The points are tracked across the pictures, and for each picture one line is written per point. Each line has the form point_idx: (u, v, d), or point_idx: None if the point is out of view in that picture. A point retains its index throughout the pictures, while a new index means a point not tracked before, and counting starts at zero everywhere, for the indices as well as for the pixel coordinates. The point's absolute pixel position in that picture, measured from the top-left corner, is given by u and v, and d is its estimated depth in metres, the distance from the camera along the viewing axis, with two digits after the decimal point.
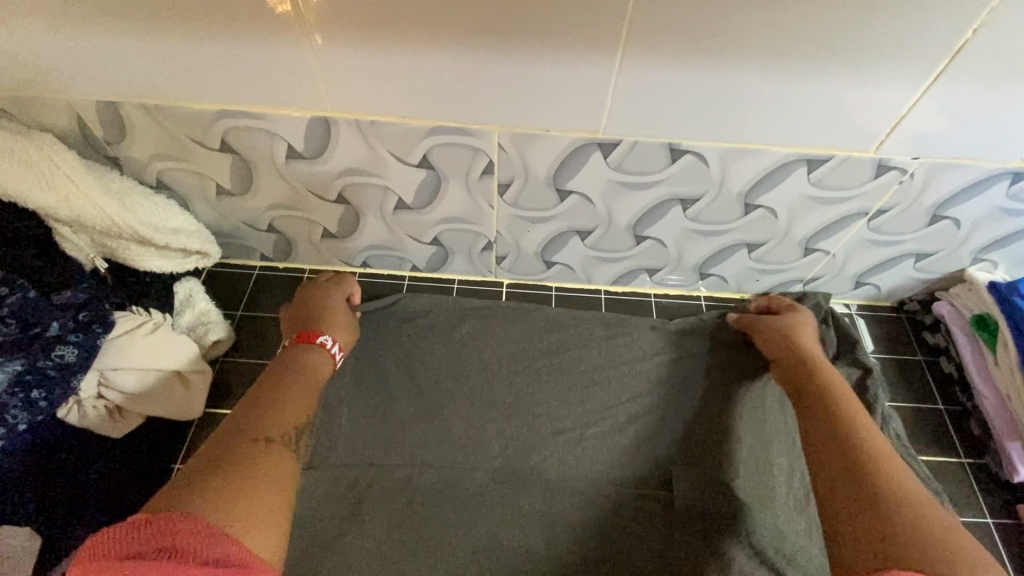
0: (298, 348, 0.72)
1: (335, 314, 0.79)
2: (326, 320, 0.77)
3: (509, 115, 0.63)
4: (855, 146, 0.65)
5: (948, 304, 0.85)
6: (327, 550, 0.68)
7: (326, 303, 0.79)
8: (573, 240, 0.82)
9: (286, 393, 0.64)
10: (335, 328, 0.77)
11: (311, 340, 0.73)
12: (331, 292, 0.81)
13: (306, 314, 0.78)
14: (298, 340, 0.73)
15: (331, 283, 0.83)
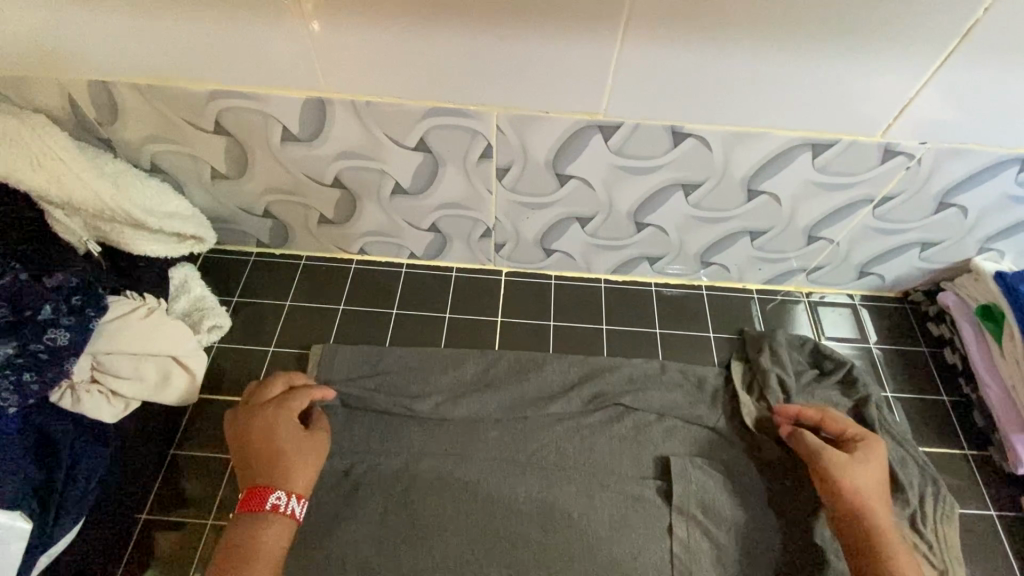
0: (250, 517, 0.63)
1: (290, 447, 0.67)
2: (279, 459, 0.66)
3: (508, 97, 0.62)
4: (861, 130, 0.64)
5: (953, 295, 0.84)
6: (321, 536, 0.68)
7: (279, 432, 0.67)
8: (573, 227, 0.81)
9: (254, 557, 0.60)
10: (289, 477, 0.65)
11: (262, 504, 0.63)
12: (278, 415, 0.68)
13: (256, 439, 0.67)
14: (249, 502, 0.63)
15: (280, 399, 0.70)
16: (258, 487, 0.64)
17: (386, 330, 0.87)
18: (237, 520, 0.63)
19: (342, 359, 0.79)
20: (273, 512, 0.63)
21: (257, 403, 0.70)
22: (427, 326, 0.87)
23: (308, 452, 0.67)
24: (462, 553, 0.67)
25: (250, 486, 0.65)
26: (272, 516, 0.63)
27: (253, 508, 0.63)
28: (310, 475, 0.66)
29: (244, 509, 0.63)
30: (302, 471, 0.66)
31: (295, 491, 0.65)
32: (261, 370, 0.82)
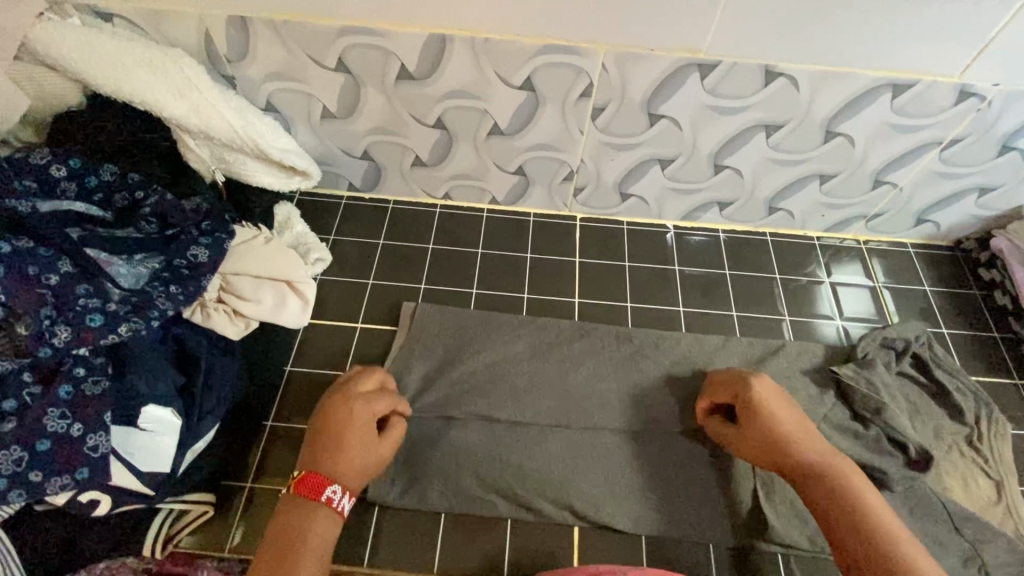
0: (300, 506, 0.59)
1: (356, 441, 0.63)
2: (345, 447, 0.62)
3: (619, 34, 0.67)
4: (941, 71, 0.69)
5: (1005, 240, 0.89)
6: (434, 442, 0.73)
7: (358, 423, 0.64)
8: (653, 170, 0.86)
9: (304, 551, 0.56)
10: (352, 465, 0.62)
11: (316, 495, 0.59)
12: (360, 409, 0.65)
13: (331, 426, 0.63)
14: (300, 491, 0.59)
15: (369, 395, 0.67)
16: (315, 475, 0.60)
17: (472, 267, 0.92)
18: (285, 509, 0.59)
19: (430, 304, 0.85)
20: (327, 505, 0.59)
21: (347, 393, 0.67)
22: (510, 264, 0.92)
23: (370, 448, 0.64)
24: (565, 457, 0.73)
25: (304, 472, 0.61)
26: (322, 510, 0.59)
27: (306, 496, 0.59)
28: (364, 474, 0.63)
29: (294, 497, 0.59)
30: (358, 468, 0.63)
31: (349, 487, 0.61)
32: (360, 301, 0.87)
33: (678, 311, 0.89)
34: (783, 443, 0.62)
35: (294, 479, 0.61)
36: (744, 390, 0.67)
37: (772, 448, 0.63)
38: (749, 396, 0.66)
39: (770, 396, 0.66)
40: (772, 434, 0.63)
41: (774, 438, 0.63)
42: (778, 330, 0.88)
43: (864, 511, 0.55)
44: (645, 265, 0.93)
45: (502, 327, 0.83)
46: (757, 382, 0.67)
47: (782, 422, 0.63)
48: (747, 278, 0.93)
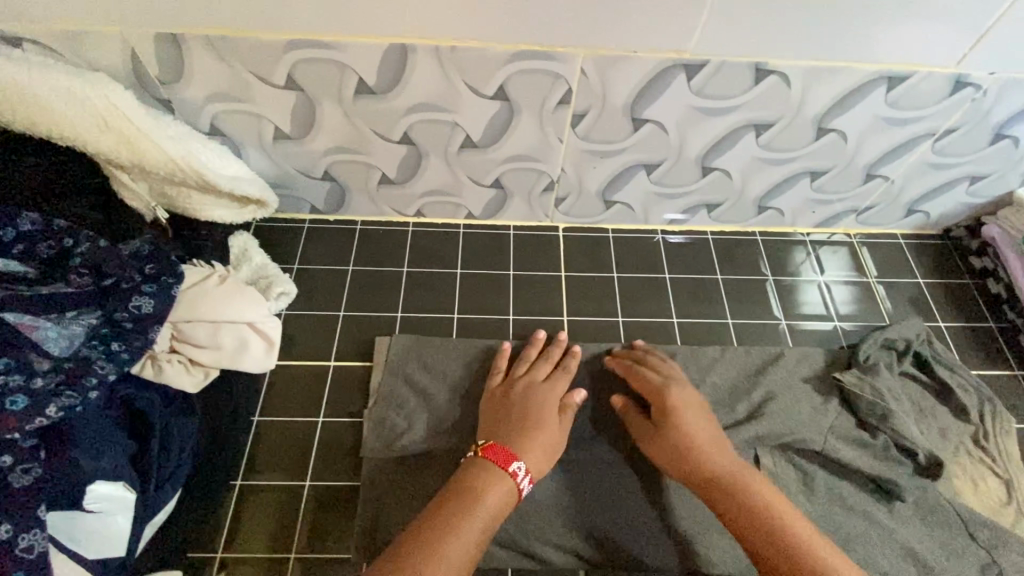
0: (488, 467, 0.59)
1: (537, 418, 0.66)
2: (536, 419, 0.65)
3: (596, 36, 0.61)
4: (936, 62, 0.66)
5: (997, 227, 0.87)
6: (424, 491, 0.67)
7: (546, 397, 0.69)
8: (638, 176, 0.81)
9: (473, 512, 0.55)
10: (532, 445, 0.63)
11: (505, 465, 0.60)
12: (564, 380, 0.71)
13: (530, 409, 0.67)
14: (490, 455, 0.61)
15: (551, 379, 0.71)
16: (507, 448, 0.62)
17: (451, 289, 0.85)
18: (470, 467, 0.59)
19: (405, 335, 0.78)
20: (511, 479, 0.59)
21: (502, 392, 0.70)
22: (491, 283, 0.86)
23: (551, 432, 0.65)
24: (565, 496, 0.68)
25: (491, 443, 0.62)
26: (508, 479, 0.59)
27: (489, 466, 0.59)
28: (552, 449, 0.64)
29: (484, 459, 0.60)
30: (551, 431, 0.65)
31: (531, 470, 0.61)
32: (330, 336, 0.80)
33: (671, 323, 0.84)
34: (676, 443, 0.63)
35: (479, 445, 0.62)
36: (659, 392, 0.68)
37: (682, 457, 0.62)
38: (661, 399, 0.67)
39: (689, 404, 0.66)
40: (668, 436, 0.64)
41: (666, 433, 0.64)
42: (775, 335, 0.84)
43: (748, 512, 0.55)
44: (634, 274, 0.88)
45: (488, 355, 0.77)
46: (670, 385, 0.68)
47: (683, 422, 0.64)
48: (739, 282, 0.89)
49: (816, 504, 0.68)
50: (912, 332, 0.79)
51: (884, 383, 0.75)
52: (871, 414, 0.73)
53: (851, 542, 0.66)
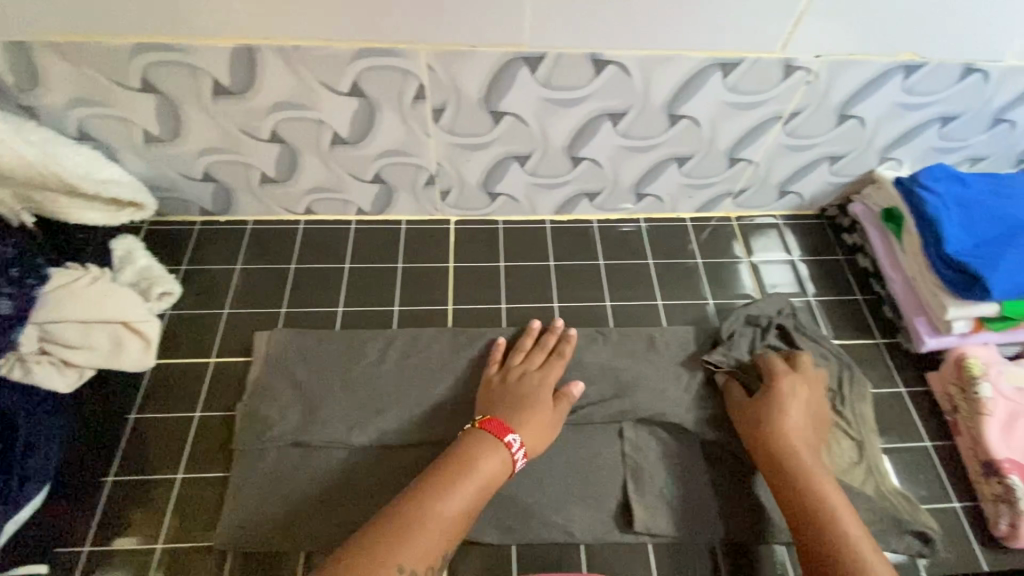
0: (488, 438, 0.65)
1: (529, 403, 0.70)
2: (527, 400, 0.71)
3: (431, 32, 0.64)
4: (762, 48, 0.69)
5: (860, 205, 0.92)
6: (289, 478, 0.70)
7: (538, 381, 0.73)
8: (513, 167, 0.84)
9: (459, 486, 0.60)
10: (523, 423, 0.68)
11: (500, 436, 0.66)
12: (557, 365, 0.75)
13: (520, 393, 0.72)
14: (488, 426, 0.67)
15: (543, 365, 0.76)
16: (501, 421, 0.68)
17: (337, 283, 0.87)
18: (473, 437, 0.66)
19: (289, 329, 0.81)
20: (507, 450, 0.65)
21: (500, 381, 0.74)
22: (378, 277, 0.88)
23: (536, 415, 0.70)
24: (433, 474, 0.71)
25: (487, 418, 0.68)
26: (500, 449, 0.65)
27: (482, 440, 0.65)
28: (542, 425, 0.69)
29: (478, 430, 0.66)
30: (540, 407, 0.70)
31: (526, 443, 0.67)
32: (214, 333, 0.82)
33: (552, 308, 0.87)
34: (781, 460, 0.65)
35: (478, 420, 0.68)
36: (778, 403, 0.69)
37: (774, 463, 0.65)
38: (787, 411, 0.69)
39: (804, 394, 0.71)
40: (779, 449, 0.66)
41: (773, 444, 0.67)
42: (652, 316, 0.88)
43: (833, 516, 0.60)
44: (520, 263, 0.91)
45: (367, 345, 0.80)
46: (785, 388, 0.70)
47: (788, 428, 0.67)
48: (621, 266, 0.92)
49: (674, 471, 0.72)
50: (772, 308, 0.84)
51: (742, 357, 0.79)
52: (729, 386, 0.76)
53: (702, 506, 0.70)
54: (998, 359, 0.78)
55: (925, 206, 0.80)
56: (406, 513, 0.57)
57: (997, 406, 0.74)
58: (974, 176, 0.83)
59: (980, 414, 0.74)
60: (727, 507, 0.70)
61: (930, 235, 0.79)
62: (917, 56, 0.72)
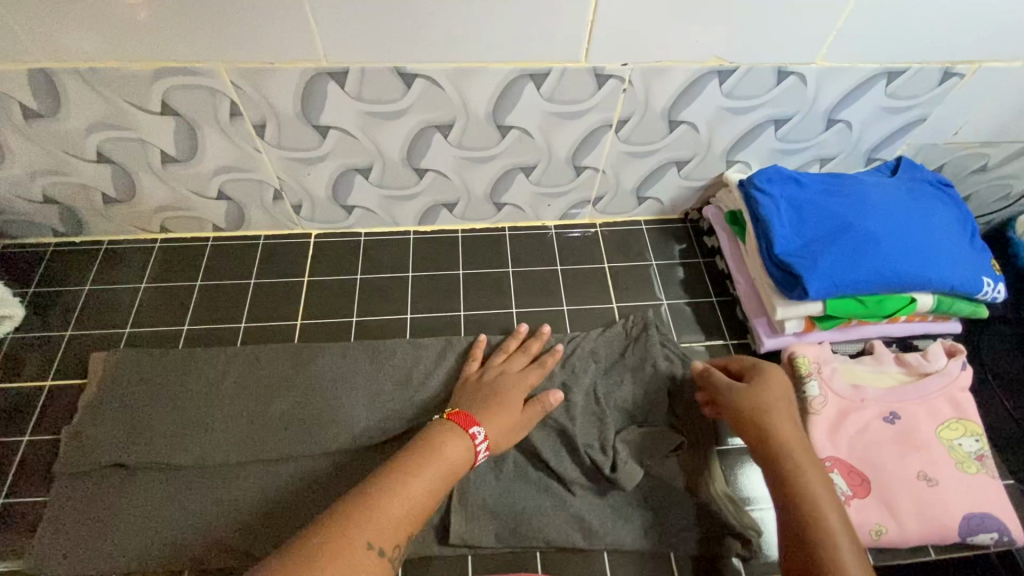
0: (451, 427, 0.64)
1: (505, 402, 0.70)
2: (497, 397, 0.70)
3: (225, 51, 0.65)
4: (566, 57, 0.70)
5: (713, 208, 0.94)
6: (104, 500, 0.70)
7: (511, 380, 0.73)
8: (357, 181, 0.85)
9: (422, 468, 0.59)
10: (493, 420, 0.67)
11: (464, 428, 0.64)
12: (532, 370, 0.75)
13: (494, 389, 0.72)
14: (455, 418, 0.65)
15: (520, 367, 0.76)
16: (467, 413, 0.66)
17: (187, 302, 0.88)
18: (436, 427, 0.64)
19: (128, 350, 0.80)
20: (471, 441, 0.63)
21: (474, 379, 0.75)
22: (232, 293, 0.89)
23: (511, 413, 0.69)
24: (248, 496, 0.71)
25: (456, 411, 0.67)
26: (464, 438, 0.63)
27: (448, 427, 0.64)
28: (510, 423, 0.68)
29: (447, 420, 0.65)
30: (512, 405, 0.70)
31: (490, 437, 0.66)
32: (55, 354, 0.82)
33: (403, 319, 0.88)
34: (773, 434, 0.65)
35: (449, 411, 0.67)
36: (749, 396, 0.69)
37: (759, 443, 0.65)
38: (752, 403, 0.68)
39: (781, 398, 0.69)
40: (774, 424, 0.65)
41: (767, 421, 0.66)
42: (504, 325, 0.89)
43: (823, 501, 0.59)
44: (378, 275, 0.92)
45: (207, 364, 0.80)
46: (771, 371, 0.71)
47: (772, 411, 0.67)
48: (478, 275, 0.94)
49: (498, 479, 0.72)
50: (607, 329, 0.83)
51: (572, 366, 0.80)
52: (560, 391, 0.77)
53: (522, 513, 0.70)
54: (830, 356, 0.79)
55: (757, 206, 0.81)
56: (376, 494, 0.55)
57: (824, 404, 0.75)
58: (810, 178, 0.84)
59: (807, 413, 0.74)
60: (548, 515, 0.70)
61: (761, 235, 0.80)
62: (724, 61, 0.73)
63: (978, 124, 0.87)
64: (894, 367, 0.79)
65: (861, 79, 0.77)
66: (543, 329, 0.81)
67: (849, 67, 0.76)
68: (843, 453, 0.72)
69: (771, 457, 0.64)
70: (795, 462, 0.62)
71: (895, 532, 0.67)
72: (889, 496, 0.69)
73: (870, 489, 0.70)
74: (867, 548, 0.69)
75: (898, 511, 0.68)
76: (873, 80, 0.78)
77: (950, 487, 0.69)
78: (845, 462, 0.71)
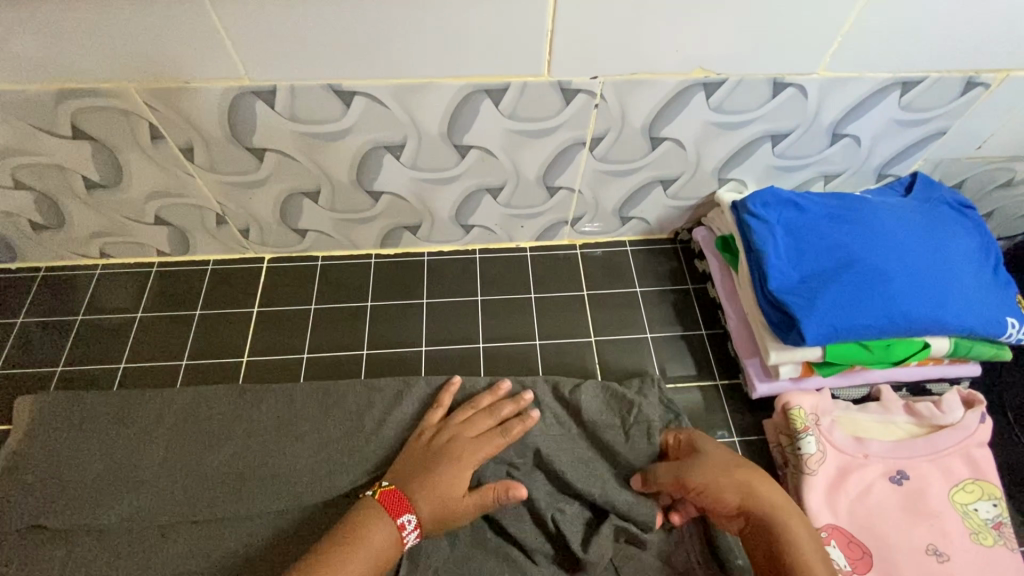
0: (379, 512, 0.60)
1: (444, 483, 0.63)
2: (442, 472, 0.63)
3: (133, 70, 0.57)
4: (526, 70, 0.61)
5: (704, 230, 0.85)
6: (16, 567, 0.63)
7: (463, 452, 0.65)
8: (306, 204, 0.77)
9: (351, 559, 0.56)
10: (425, 505, 0.61)
11: (394, 515, 0.60)
12: (492, 445, 0.66)
13: (442, 459, 0.64)
14: (384, 499, 0.61)
15: (479, 434, 0.67)
16: (401, 494, 0.62)
17: (127, 335, 0.81)
18: (363, 509, 0.60)
19: (55, 391, 0.73)
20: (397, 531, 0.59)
21: (427, 438, 0.67)
22: (175, 325, 0.82)
23: (447, 499, 0.62)
24: (179, 563, 0.64)
25: (393, 488, 0.62)
26: (394, 527, 0.59)
27: (381, 510, 0.60)
28: (448, 511, 0.62)
29: (382, 501, 0.61)
30: (453, 486, 0.62)
31: (421, 526, 0.61)
32: None
33: (360, 355, 0.81)
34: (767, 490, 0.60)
35: (387, 485, 0.63)
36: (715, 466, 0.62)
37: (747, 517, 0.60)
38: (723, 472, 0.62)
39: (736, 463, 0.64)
40: (759, 486, 0.61)
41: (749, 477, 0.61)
42: (470, 361, 0.81)
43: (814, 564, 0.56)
44: (335, 305, 0.85)
45: (137, 406, 0.71)
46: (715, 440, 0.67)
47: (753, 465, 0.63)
48: (444, 304, 0.86)
49: (452, 545, 0.65)
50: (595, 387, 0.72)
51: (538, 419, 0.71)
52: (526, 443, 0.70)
53: None
54: (831, 405, 0.70)
55: (751, 235, 0.71)
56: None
57: (822, 462, 0.66)
58: (812, 200, 0.75)
59: (802, 472, 0.65)
60: None
61: (754, 268, 0.71)
62: (710, 72, 0.63)
63: (1006, 136, 0.77)
64: (903, 417, 0.70)
65: (872, 89, 0.67)
66: (524, 393, 0.70)
67: (858, 78, 0.66)
68: (842, 520, 0.63)
69: (760, 516, 0.59)
70: (789, 521, 0.58)
71: None
72: (893, 572, 0.61)
73: (872, 563, 0.61)
74: None
75: None
76: (886, 91, 0.68)
77: (963, 563, 0.61)
78: (844, 530, 0.63)
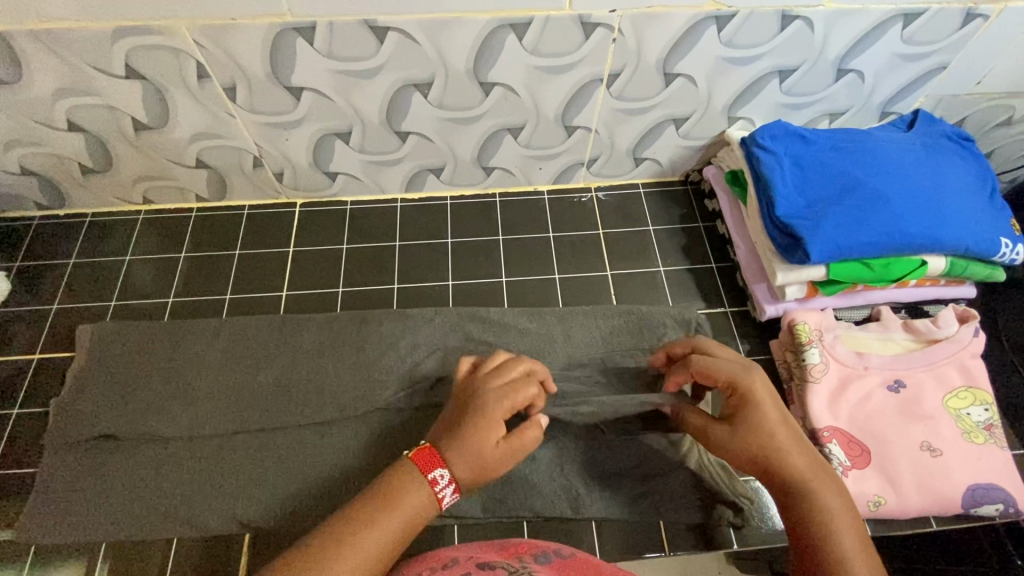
0: (415, 468, 0.53)
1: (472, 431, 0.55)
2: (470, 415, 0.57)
3: (185, 6, 0.61)
4: (548, 5, 0.65)
5: (713, 167, 0.90)
6: (92, 471, 0.69)
7: (491, 396, 0.58)
8: (337, 145, 0.81)
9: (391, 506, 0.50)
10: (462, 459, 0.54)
11: (424, 471, 0.53)
12: (530, 386, 0.60)
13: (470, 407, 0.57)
14: (420, 456, 0.54)
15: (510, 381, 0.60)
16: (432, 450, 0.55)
17: (172, 274, 0.87)
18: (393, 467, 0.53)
19: (108, 323, 0.79)
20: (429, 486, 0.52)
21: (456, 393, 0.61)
22: (217, 263, 0.88)
23: (481, 447, 0.55)
24: (235, 466, 0.70)
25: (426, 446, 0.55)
26: (428, 484, 0.52)
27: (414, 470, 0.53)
28: (488, 463, 0.55)
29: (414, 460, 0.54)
30: (484, 431, 0.55)
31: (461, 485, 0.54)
32: (41, 328, 0.82)
33: (390, 290, 0.86)
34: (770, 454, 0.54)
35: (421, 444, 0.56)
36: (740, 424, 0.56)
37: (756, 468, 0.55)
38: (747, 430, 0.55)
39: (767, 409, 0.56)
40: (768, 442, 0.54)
41: (767, 449, 0.54)
42: (494, 294, 0.86)
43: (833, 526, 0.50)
44: (364, 245, 0.90)
45: (192, 334, 0.78)
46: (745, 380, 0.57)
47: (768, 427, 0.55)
48: (468, 243, 0.91)
49: None
50: (609, 319, 0.80)
51: (560, 345, 0.77)
52: (550, 364, 0.75)
53: (509, 485, 0.68)
54: (833, 323, 0.74)
55: (759, 165, 0.76)
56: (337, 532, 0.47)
57: (825, 372, 0.71)
58: (817, 133, 0.79)
59: (806, 381, 0.70)
60: (535, 485, 0.68)
61: (763, 197, 0.75)
62: (721, 5, 0.67)
63: (1004, 70, 0.80)
64: (901, 334, 0.75)
65: (874, 22, 0.71)
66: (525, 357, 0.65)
67: (862, 9, 0.69)
68: (843, 423, 0.69)
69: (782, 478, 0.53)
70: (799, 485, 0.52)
71: (893, 503, 0.65)
72: (888, 466, 0.66)
73: (870, 459, 0.67)
74: (866, 519, 0.66)
75: (897, 482, 0.65)
76: (889, 23, 0.71)
77: (954, 458, 0.66)
78: (845, 431, 0.68)
